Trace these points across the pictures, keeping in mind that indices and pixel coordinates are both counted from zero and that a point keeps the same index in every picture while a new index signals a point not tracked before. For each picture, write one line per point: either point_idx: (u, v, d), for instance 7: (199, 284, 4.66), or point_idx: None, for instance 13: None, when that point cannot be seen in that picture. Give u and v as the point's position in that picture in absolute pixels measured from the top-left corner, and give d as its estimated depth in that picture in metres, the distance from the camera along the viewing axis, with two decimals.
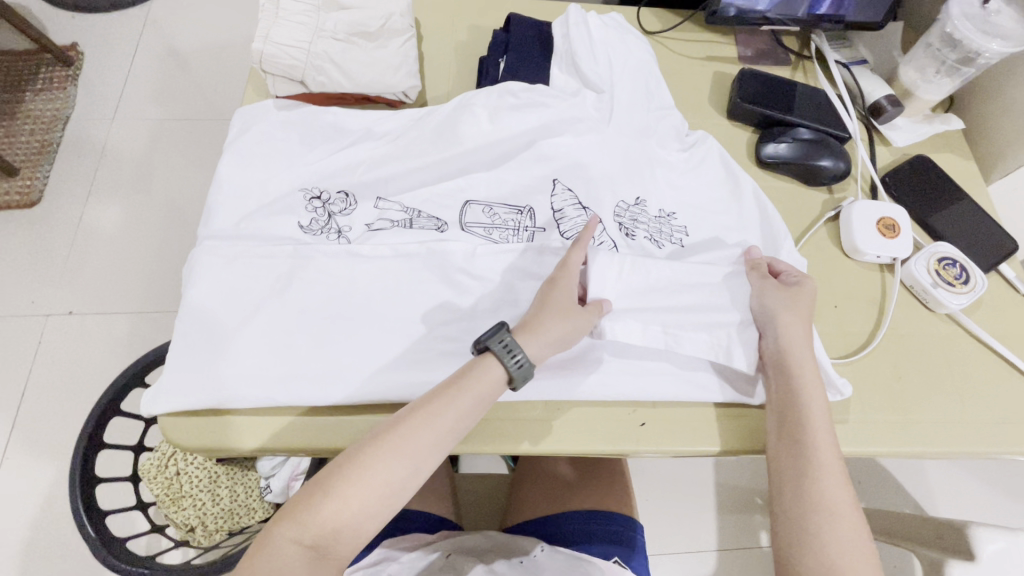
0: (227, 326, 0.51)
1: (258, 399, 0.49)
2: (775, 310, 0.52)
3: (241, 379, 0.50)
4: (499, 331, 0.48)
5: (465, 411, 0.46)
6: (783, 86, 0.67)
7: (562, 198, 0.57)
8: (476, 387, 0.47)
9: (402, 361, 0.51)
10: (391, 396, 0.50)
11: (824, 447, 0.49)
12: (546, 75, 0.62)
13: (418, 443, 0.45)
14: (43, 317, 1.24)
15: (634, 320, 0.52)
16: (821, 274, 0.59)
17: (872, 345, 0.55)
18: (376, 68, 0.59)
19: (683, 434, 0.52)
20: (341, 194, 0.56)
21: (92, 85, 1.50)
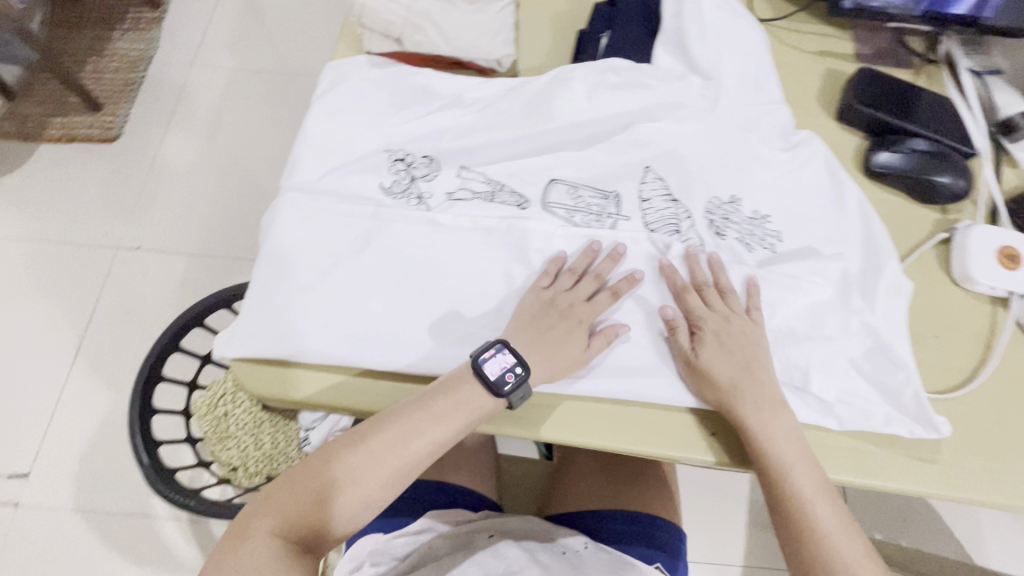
0: (303, 280, 0.51)
1: (326, 355, 0.49)
2: (699, 358, 0.49)
3: (311, 334, 0.50)
4: (519, 377, 0.47)
5: (453, 412, 0.47)
6: (904, 90, 0.61)
7: (652, 187, 0.54)
8: (463, 397, 0.47)
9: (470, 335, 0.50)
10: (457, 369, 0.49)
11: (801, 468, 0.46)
12: (649, 55, 0.58)
13: (406, 442, 0.46)
14: (113, 249, 1.30)
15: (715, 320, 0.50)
16: (921, 300, 0.54)
17: (973, 384, 0.51)
18: (473, 32, 0.57)
19: None
20: (425, 158, 0.55)
21: (176, 29, 1.54)
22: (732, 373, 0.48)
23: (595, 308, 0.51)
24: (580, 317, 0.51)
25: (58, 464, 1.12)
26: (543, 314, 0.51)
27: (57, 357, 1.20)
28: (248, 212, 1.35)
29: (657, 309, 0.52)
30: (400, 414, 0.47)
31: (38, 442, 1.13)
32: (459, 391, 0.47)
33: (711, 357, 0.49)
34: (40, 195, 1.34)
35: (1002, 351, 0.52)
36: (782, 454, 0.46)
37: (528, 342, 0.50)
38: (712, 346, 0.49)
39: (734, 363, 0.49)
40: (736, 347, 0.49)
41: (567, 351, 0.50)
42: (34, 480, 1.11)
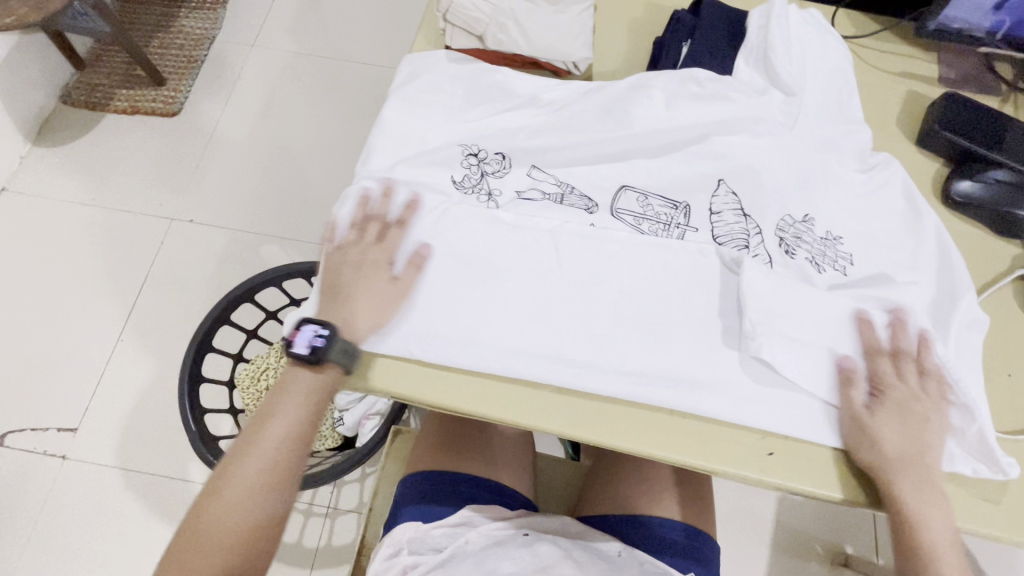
0: (372, 267, 0.52)
1: (388, 343, 0.50)
2: (874, 427, 0.47)
3: (378, 320, 0.51)
4: (327, 338, 0.49)
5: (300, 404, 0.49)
6: (992, 117, 0.59)
7: (724, 200, 0.54)
8: (300, 390, 0.50)
9: (532, 334, 0.50)
10: (518, 368, 0.50)
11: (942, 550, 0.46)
12: (729, 66, 0.58)
13: (271, 451, 0.48)
14: (167, 221, 1.35)
15: (782, 339, 0.49)
16: (994, 336, 0.53)
17: None
18: (555, 34, 0.57)
19: (815, 475, 0.48)
20: (498, 155, 0.56)
21: (240, 10, 1.58)
22: (901, 445, 0.47)
23: (659, 317, 0.51)
24: (373, 260, 0.52)
25: (103, 422, 1.17)
26: (349, 269, 0.53)
27: (110, 320, 1.25)
28: (297, 193, 1.38)
29: (722, 323, 0.51)
30: (251, 435, 0.48)
31: (87, 399, 1.18)
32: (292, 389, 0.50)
33: (885, 424, 0.47)
34: (103, 163, 1.40)
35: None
36: (927, 535, 0.46)
37: (338, 305, 0.51)
38: (893, 421, 0.47)
39: (908, 440, 0.47)
40: (917, 429, 0.47)
41: (377, 295, 0.51)
42: (81, 435, 1.16)
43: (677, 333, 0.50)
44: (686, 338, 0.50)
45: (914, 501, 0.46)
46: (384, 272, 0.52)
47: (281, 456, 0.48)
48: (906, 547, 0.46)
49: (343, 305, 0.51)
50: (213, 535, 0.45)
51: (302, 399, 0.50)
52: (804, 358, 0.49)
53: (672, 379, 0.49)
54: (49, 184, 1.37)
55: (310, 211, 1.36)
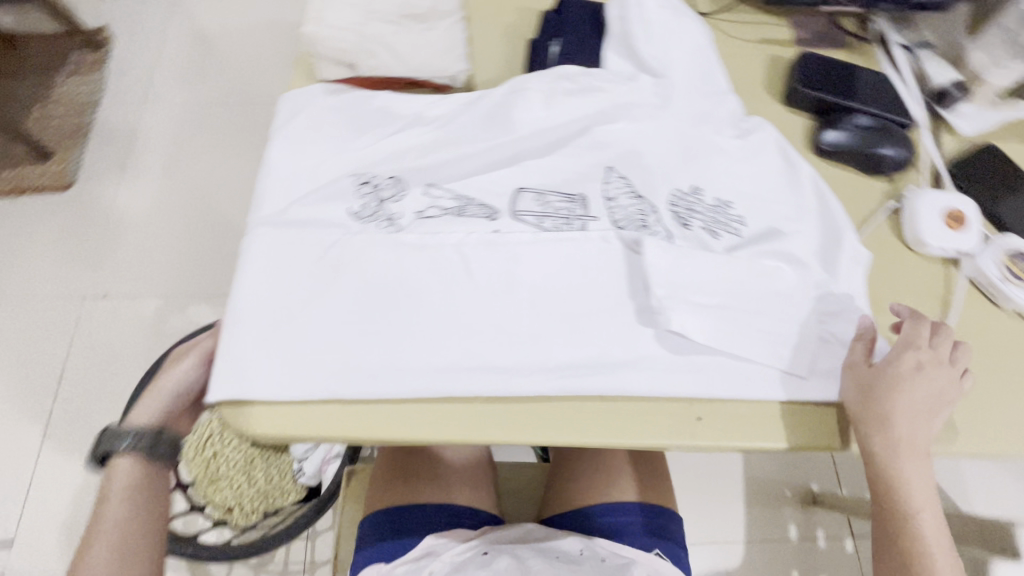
0: (280, 318, 0.51)
1: (309, 388, 0.49)
2: (878, 385, 0.50)
3: (295, 370, 0.49)
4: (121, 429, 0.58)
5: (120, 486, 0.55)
6: (844, 69, 0.64)
7: (615, 185, 0.56)
8: (113, 478, 0.56)
9: (455, 350, 0.50)
10: (446, 386, 0.50)
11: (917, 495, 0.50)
12: (599, 58, 0.60)
13: (108, 546, 0.54)
14: (78, 299, 1.26)
15: (690, 309, 0.52)
16: (879, 267, 0.57)
17: None
18: (427, 51, 0.58)
19: (743, 431, 0.50)
20: (391, 179, 0.56)
21: (123, 69, 1.51)
22: (906, 402, 0.50)
23: (574, 309, 0.52)
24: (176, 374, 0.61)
25: (41, 526, 1.08)
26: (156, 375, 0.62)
27: (29, 416, 1.16)
28: (216, 247, 1.32)
29: (634, 304, 0.52)
30: (84, 547, 0.54)
31: (19, 508, 1.09)
32: (109, 477, 0.56)
33: (895, 382, 0.50)
34: None
35: (957, 308, 0.55)
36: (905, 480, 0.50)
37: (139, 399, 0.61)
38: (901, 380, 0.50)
39: (914, 398, 0.50)
40: (922, 392, 0.50)
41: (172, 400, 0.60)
42: (17, 546, 1.07)
43: (595, 321, 0.52)
44: (603, 324, 0.52)
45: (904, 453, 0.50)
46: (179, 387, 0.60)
47: (116, 550, 0.54)
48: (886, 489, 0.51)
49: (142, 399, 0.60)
50: None
51: (121, 481, 0.56)
52: (714, 325, 0.52)
53: (596, 366, 0.50)
54: None
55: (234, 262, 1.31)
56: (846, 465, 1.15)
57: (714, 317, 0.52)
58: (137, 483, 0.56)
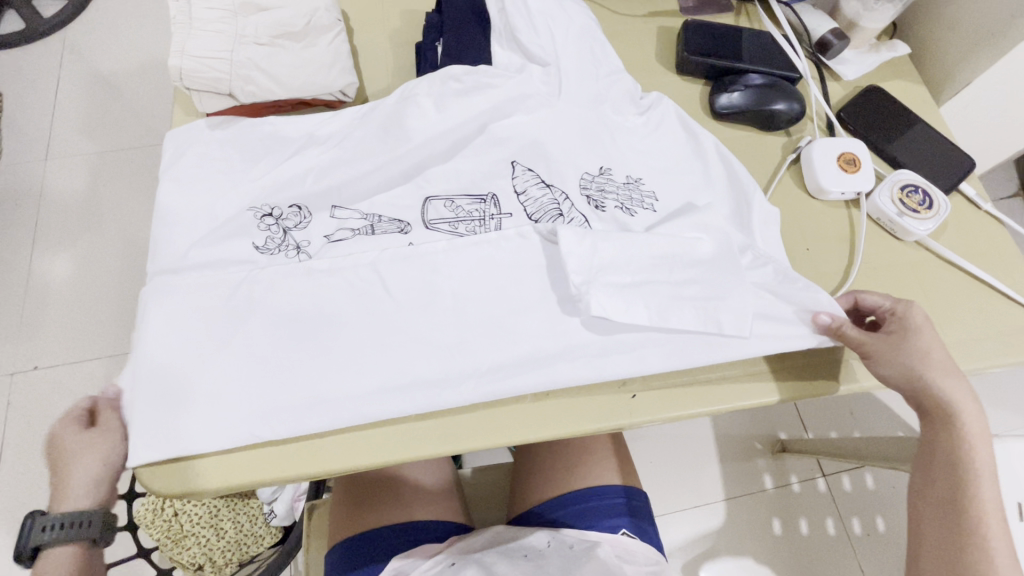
0: (186, 371, 0.47)
1: (232, 437, 0.46)
2: (904, 349, 0.48)
3: (211, 425, 0.46)
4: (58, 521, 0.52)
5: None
6: (729, 31, 0.65)
7: (524, 178, 0.55)
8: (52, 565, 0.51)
9: (382, 370, 0.49)
10: (376, 409, 0.48)
11: (974, 456, 0.47)
12: (487, 53, 0.59)
13: None
14: (8, 376, 1.18)
15: (610, 290, 0.49)
16: (790, 220, 0.59)
17: (851, 281, 0.56)
18: (308, 69, 0.56)
19: (678, 399, 0.51)
20: (294, 208, 0.54)
21: (18, 126, 1.42)
22: (936, 361, 0.48)
23: (497, 308, 0.51)
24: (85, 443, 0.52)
25: None
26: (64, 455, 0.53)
27: None
28: None
29: (556, 292, 0.52)
30: None
31: None
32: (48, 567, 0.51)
33: (919, 345, 0.48)
34: None
35: (863, 246, 0.57)
36: (960, 431, 0.47)
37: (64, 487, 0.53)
38: (919, 333, 0.49)
39: (939, 356, 0.48)
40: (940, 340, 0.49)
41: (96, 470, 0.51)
42: None
43: (520, 317, 0.51)
44: (529, 318, 0.51)
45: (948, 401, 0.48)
46: (92, 473, 0.51)
47: None
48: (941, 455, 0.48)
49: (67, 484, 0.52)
50: None
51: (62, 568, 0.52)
52: (640, 304, 0.50)
53: (528, 362, 0.50)
54: None
55: None
56: (808, 408, 1.19)
57: (638, 296, 0.50)
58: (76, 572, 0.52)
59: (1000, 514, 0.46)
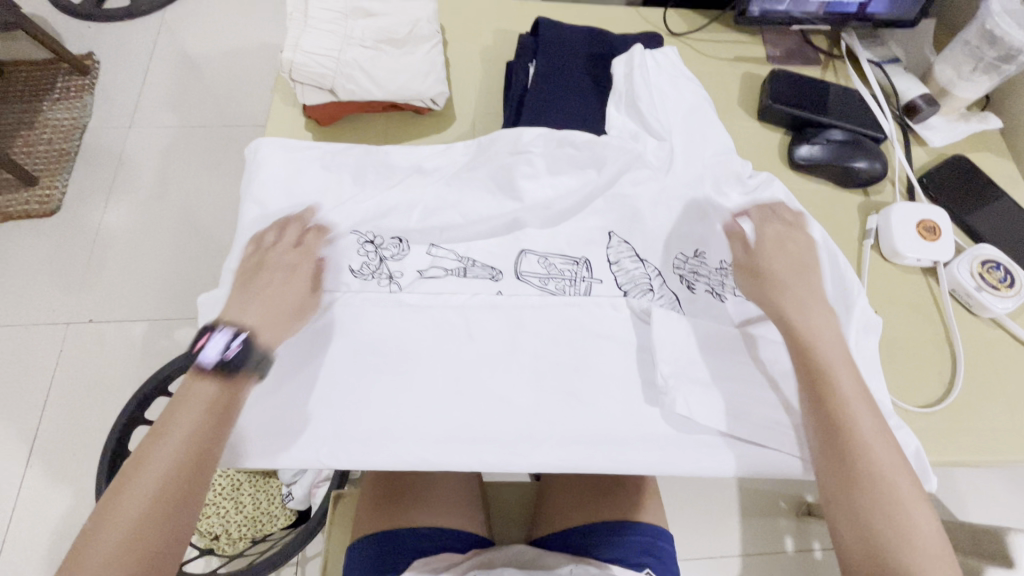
0: None
1: (297, 458, 0.47)
2: (763, 267, 0.50)
3: (273, 406, 0.48)
4: (246, 345, 0.42)
5: (174, 440, 0.37)
6: (815, 85, 0.66)
7: (619, 250, 0.55)
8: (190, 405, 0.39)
9: (451, 417, 0.49)
10: (442, 441, 0.48)
11: (859, 410, 0.42)
12: (577, 76, 0.60)
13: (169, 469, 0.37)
14: (64, 325, 1.25)
15: (696, 388, 0.50)
16: (882, 306, 0.57)
17: (954, 395, 0.52)
18: (404, 75, 0.58)
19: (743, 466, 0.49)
20: (394, 239, 0.55)
21: (109, 93, 1.51)
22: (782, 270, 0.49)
23: (579, 376, 0.51)
24: (304, 272, 0.49)
25: (20, 565, 1.04)
26: (252, 271, 0.47)
27: (11, 445, 1.13)
28: (205, 269, 1.32)
29: (641, 379, 0.51)
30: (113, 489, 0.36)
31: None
32: (176, 404, 0.39)
33: (763, 258, 0.50)
34: None
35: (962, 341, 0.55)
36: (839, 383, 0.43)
37: (255, 294, 0.46)
38: (770, 240, 0.51)
39: (790, 261, 0.49)
40: (792, 249, 0.50)
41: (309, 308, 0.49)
42: None
43: (598, 390, 0.51)
44: (607, 392, 0.51)
45: (810, 333, 0.45)
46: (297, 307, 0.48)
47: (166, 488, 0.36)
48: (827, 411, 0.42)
49: (251, 304, 0.45)
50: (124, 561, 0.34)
51: (195, 414, 0.39)
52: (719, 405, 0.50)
53: (584, 403, 0.50)
54: None
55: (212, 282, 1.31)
56: None
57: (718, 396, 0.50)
58: (181, 459, 0.37)
59: (908, 487, 0.39)
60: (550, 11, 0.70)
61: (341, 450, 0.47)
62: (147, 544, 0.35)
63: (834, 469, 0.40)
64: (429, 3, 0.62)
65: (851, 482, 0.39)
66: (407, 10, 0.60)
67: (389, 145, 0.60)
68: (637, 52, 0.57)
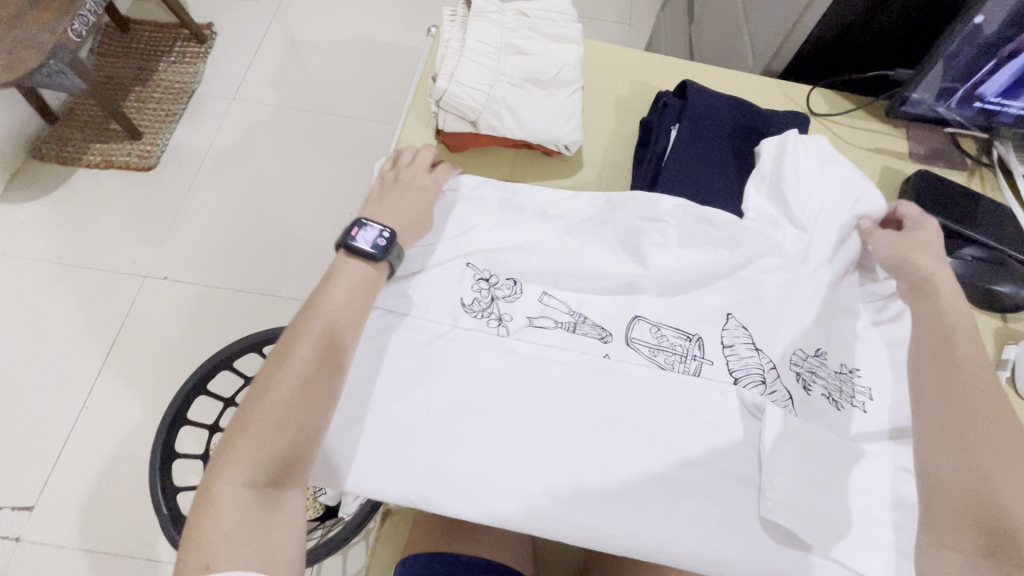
0: (363, 379, 0.49)
1: (385, 490, 0.45)
2: (910, 253, 0.52)
3: (365, 435, 0.47)
4: (390, 241, 0.48)
5: (330, 310, 0.44)
6: (963, 194, 0.62)
7: (735, 334, 0.53)
8: (341, 276, 0.46)
9: (545, 478, 0.47)
10: (534, 502, 0.46)
11: (983, 387, 0.44)
12: (717, 147, 0.58)
13: (326, 326, 0.43)
14: (141, 277, 1.29)
15: (805, 498, 0.47)
16: None
17: None
18: (545, 119, 0.58)
19: None
20: (509, 280, 0.54)
21: (220, 64, 1.58)
22: (925, 261, 0.52)
23: (677, 464, 0.49)
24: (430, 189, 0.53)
25: (62, 501, 1.08)
26: (390, 184, 0.53)
27: (73, 384, 1.17)
28: (278, 246, 1.35)
29: (742, 476, 0.49)
30: (285, 341, 0.42)
31: (47, 472, 1.10)
32: (333, 273, 0.46)
33: (909, 245, 0.53)
34: (74, 219, 1.35)
35: None
36: (963, 357, 0.46)
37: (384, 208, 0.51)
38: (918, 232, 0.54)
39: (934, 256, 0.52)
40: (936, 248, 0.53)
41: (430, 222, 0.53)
42: (37, 519, 1.06)
43: (697, 480, 0.48)
44: (707, 484, 0.48)
45: (946, 312, 0.49)
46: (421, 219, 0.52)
47: (327, 343, 0.43)
48: (952, 381, 0.45)
49: (386, 211, 0.51)
50: (290, 398, 0.40)
51: (344, 292, 0.45)
52: (826, 525, 0.47)
53: (680, 491, 0.48)
54: (18, 238, 1.32)
55: (284, 260, 1.34)
56: None
57: (824, 514, 0.47)
58: (341, 318, 0.44)
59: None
60: (690, 73, 0.69)
61: (431, 490, 0.45)
62: (317, 388, 0.41)
63: (941, 419, 0.44)
64: (579, 49, 0.61)
65: (957, 435, 0.43)
66: (557, 54, 0.60)
67: (515, 183, 0.60)
68: (790, 140, 0.56)
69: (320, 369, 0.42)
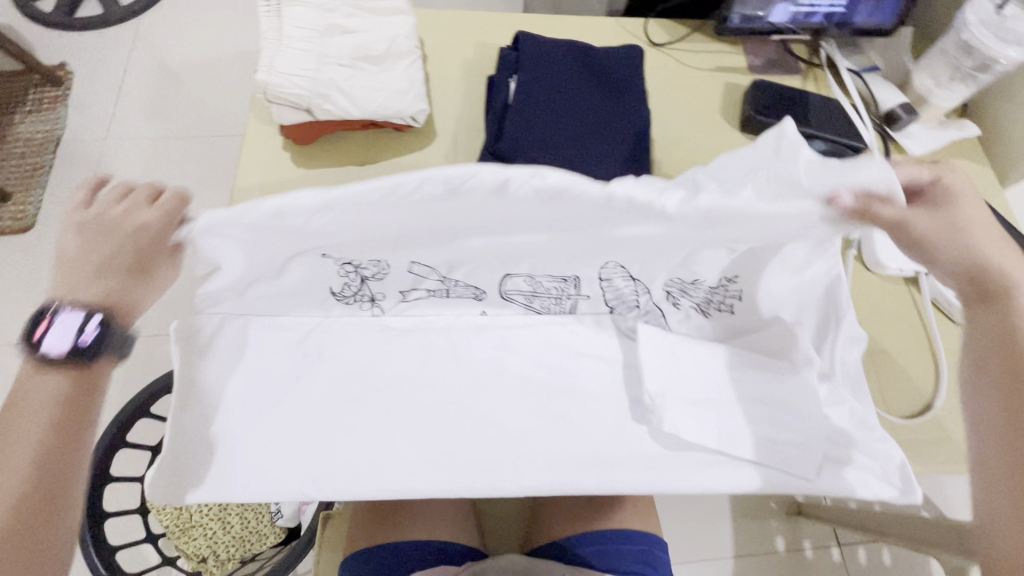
0: (239, 388, 0.48)
1: (282, 490, 0.46)
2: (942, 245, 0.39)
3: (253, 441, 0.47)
4: (105, 332, 0.36)
5: (21, 455, 0.33)
6: (796, 97, 0.66)
7: (613, 272, 0.49)
8: (31, 396, 0.35)
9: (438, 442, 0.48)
10: (429, 469, 0.48)
11: None
12: (559, 91, 0.60)
13: (21, 472, 0.33)
14: None
15: (687, 403, 0.50)
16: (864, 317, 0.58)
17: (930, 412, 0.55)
18: (382, 94, 0.57)
19: (731, 482, 0.49)
20: (373, 261, 0.45)
21: (84, 104, 1.48)
22: (977, 253, 0.38)
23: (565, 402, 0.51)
24: (157, 236, 0.37)
25: None
26: (97, 228, 0.37)
27: None
28: None
29: (628, 397, 0.51)
30: None
31: None
32: (16, 399, 0.35)
33: (937, 231, 0.38)
34: None
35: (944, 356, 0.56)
36: None
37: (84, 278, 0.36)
38: (950, 205, 0.39)
39: (977, 239, 0.38)
40: (981, 220, 0.38)
41: (173, 272, 0.39)
42: None
43: (585, 410, 0.51)
44: (597, 414, 0.51)
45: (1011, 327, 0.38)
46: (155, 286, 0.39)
47: (26, 494, 0.33)
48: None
49: (95, 277, 0.36)
50: None
51: (36, 424, 0.34)
52: (711, 425, 0.50)
53: (572, 424, 0.50)
54: None
55: None
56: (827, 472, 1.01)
57: (708, 415, 0.50)
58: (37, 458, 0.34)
59: None
60: (531, 24, 0.69)
61: (327, 480, 0.46)
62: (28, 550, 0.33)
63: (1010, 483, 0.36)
64: (407, 18, 0.61)
65: None
66: (384, 27, 0.59)
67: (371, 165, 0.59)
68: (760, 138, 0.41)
69: (23, 525, 0.33)
